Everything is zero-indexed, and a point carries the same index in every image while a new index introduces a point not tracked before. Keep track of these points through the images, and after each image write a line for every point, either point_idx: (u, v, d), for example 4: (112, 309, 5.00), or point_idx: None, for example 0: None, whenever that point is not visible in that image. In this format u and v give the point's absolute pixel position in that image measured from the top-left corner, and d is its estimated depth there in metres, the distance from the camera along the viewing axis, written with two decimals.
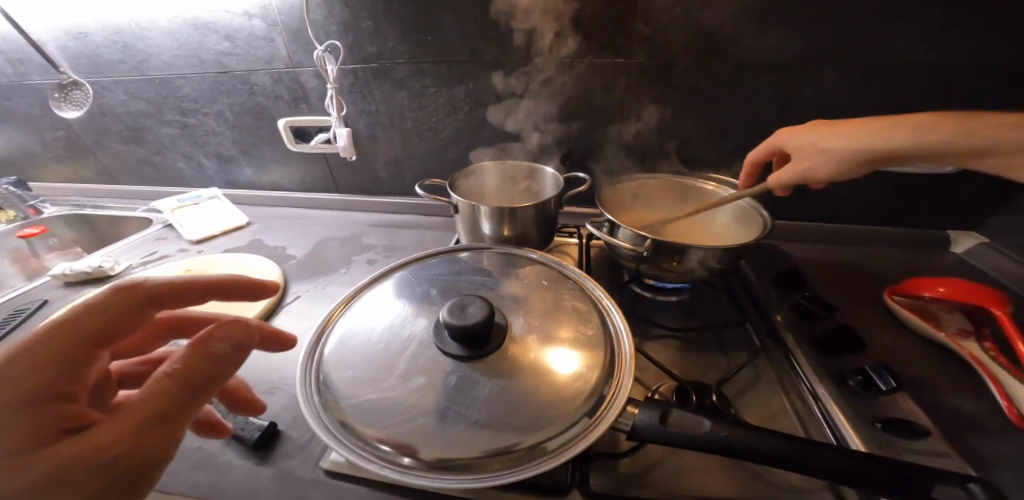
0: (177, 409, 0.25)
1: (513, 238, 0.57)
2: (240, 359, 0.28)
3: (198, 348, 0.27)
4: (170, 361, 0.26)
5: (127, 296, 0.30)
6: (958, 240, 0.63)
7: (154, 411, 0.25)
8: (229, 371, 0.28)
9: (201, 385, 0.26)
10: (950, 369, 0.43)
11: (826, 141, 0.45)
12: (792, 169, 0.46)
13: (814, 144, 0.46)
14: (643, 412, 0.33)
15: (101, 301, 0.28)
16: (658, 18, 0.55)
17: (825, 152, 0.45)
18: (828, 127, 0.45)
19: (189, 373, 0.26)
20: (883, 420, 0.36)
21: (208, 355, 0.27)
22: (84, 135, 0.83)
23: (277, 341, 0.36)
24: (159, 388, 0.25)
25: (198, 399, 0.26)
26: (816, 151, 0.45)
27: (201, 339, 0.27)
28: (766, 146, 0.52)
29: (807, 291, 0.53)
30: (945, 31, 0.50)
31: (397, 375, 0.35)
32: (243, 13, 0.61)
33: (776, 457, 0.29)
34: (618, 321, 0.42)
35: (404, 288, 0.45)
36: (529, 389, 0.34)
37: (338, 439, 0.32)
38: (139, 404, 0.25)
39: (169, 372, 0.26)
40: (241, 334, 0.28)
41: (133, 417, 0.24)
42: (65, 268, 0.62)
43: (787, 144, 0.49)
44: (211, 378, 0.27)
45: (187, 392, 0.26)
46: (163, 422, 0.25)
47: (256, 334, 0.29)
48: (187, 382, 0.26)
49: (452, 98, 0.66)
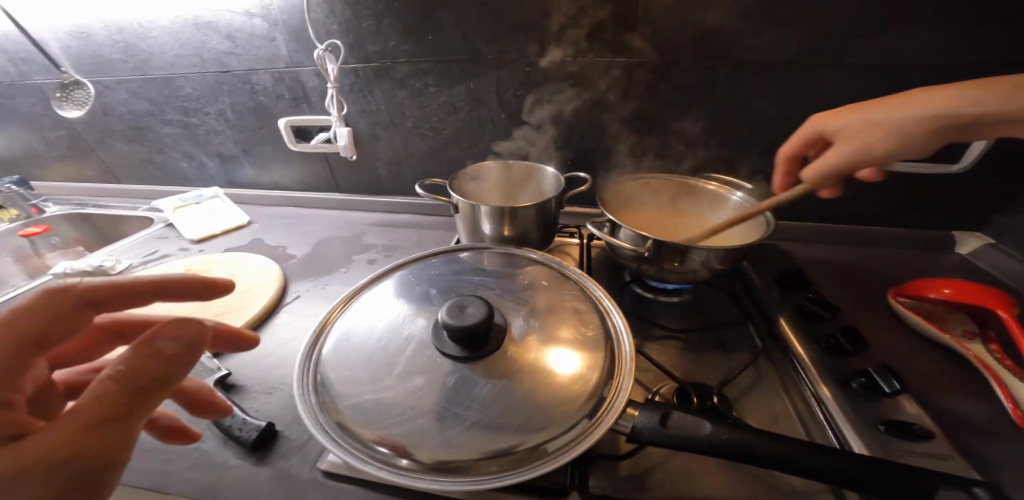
0: (124, 413, 0.24)
1: (514, 238, 0.56)
2: (193, 357, 0.27)
3: (141, 349, 0.25)
4: (112, 363, 0.25)
5: (65, 299, 0.28)
6: (963, 241, 0.63)
7: (95, 415, 0.23)
8: (181, 369, 0.26)
9: (149, 385, 0.25)
10: (954, 371, 0.42)
11: (877, 117, 0.39)
12: (836, 155, 0.41)
13: (866, 122, 0.40)
14: (643, 413, 0.33)
15: (39, 301, 0.27)
16: (659, 16, 0.54)
17: (882, 128, 0.39)
18: (869, 105, 0.41)
19: (135, 374, 0.25)
20: (885, 422, 0.36)
21: (155, 354, 0.25)
22: (87, 134, 0.84)
23: (235, 340, 0.36)
24: (103, 391, 0.24)
25: (145, 402, 0.25)
26: (868, 129, 0.40)
27: (146, 340, 0.25)
28: (800, 135, 0.47)
29: (810, 292, 0.52)
30: (949, 29, 0.49)
31: (395, 376, 0.35)
32: (243, 12, 0.61)
33: (778, 460, 0.29)
34: (618, 321, 0.41)
35: (403, 288, 0.45)
36: (528, 391, 0.34)
37: (336, 439, 0.32)
38: (81, 409, 0.23)
39: (113, 374, 0.24)
40: (191, 331, 0.26)
41: (77, 421, 0.23)
42: (67, 267, 0.62)
43: (830, 128, 0.43)
44: (160, 378, 0.25)
45: (136, 394, 0.25)
46: (109, 425, 0.24)
47: (208, 332, 0.27)
48: (133, 383, 0.25)
49: (452, 97, 0.66)
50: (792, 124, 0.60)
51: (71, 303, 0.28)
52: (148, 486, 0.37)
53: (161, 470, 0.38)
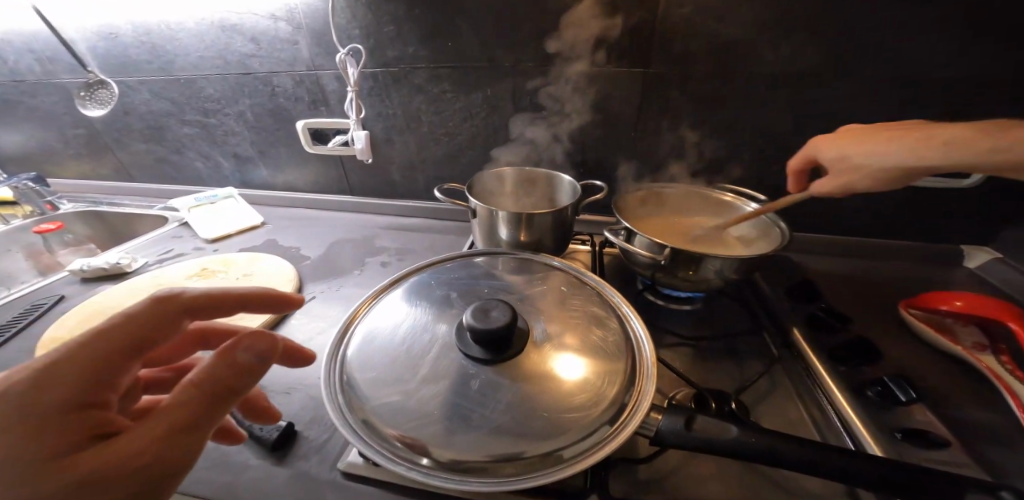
0: (199, 419, 0.26)
1: (530, 244, 0.57)
2: (264, 372, 0.28)
3: (223, 360, 0.27)
4: (197, 370, 0.26)
5: (165, 308, 0.29)
6: (970, 254, 0.64)
7: (181, 418, 0.25)
8: (253, 382, 0.28)
9: (222, 396, 0.26)
10: (967, 383, 0.43)
11: (856, 156, 0.43)
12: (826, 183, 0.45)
13: (846, 159, 0.44)
14: (667, 417, 0.33)
15: (143, 312, 0.28)
16: (677, 28, 0.56)
17: (859, 167, 0.43)
18: (853, 138, 0.44)
19: (213, 383, 0.26)
20: (902, 430, 0.36)
21: (233, 364, 0.27)
22: (104, 133, 0.84)
23: (300, 357, 0.38)
24: (187, 397, 0.26)
25: (219, 412, 0.26)
26: (847, 167, 0.44)
27: (225, 351, 0.27)
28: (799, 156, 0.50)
29: (822, 303, 0.52)
30: (961, 46, 0.50)
31: (420, 377, 0.35)
32: (269, 16, 0.63)
33: (800, 464, 0.29)
34: (638, 328, 0.42)
35: (424, 291, 0.45)
36: (552, 395, 0.34)
37: (362, 438, 0.32)
38: (169, 412, 0.25)
39: (197, 380, 0.26)
40: (264, 345, 0.28)
41: (163, 423, 0.25)
42: (84, 263, 0.63)
43: (820, 156, 0.47)
44: (234, 389, 0.27)
45: (211, 404, 0.26)
46: (189, 430, 0.25)
47: (280, 346, 0.29)
48: (209, 393, 0.26)
49: (469, 104, 0.67)
50: (803, 137, 0.61)
51: (171, 313, 0.30)
52: None
53: None
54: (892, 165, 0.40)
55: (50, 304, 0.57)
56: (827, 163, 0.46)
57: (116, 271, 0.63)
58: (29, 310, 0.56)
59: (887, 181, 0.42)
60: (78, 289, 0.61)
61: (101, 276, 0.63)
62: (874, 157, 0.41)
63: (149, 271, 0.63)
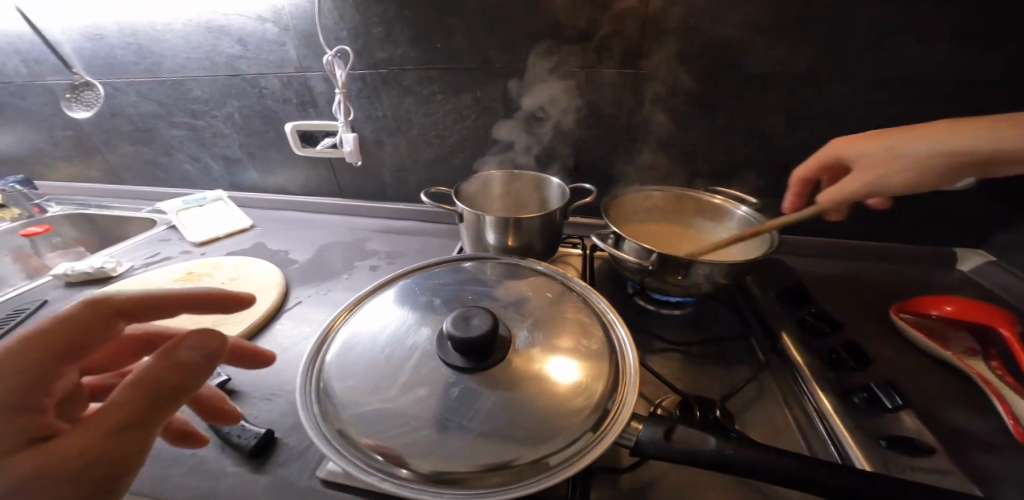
0: (142, 418, 0.25)
1: (518, 248, 0.56)
2: (209, 369, 0.28)
3: (164, 359, 0.26)
4: (134, 371, 0.26)
5: (96, 309, 0.30)
6: (964, 257, 0.63)
7: (121, 419, 0.24)
8: (197, 381, 0.27)
9: (165, 395, 0.26)
10: (957, 388, 0.42)
11: (900, 146, 0.42)
12: (857, 181, 0.43)
13: (887, 151, 0.43)
14: (648, 427, 0.32)
15: (75, 314, 0.29)
16: (666, 30, 0.55)
17: (901, 158, 0.41)
18: (891, 135, 0.43)
19: (153, 383, 0.26)
20: (887, 437, 0.35)
21: (175, 363, 0.27)
22: (93, 134, 0.84)
23: (254, 357, 0.38)
24: (126, 396, 0.25)
25: (163, 411, 0.26)
26: (888, 157, 0.42)
27: (168, 350, 0.27)
28: (818, 160, 0.49)
29: (812, 307, 0.52)
30: (953, 46, 0.50)
31: (399, 386, 0.35)
32: (255, 17, 0.62)
33: (781, 476, 0.29)
34: (622, 334, 0.41)
35: (407, 296, 0.45)
36: (533, 403, 0.34)
37: (338, 449, 0.31)
38: (107, 414, 0.24)
39: (135, 381, 0.25)
40: (209, 342, 0.28)
41: (102, 423, 0.24)
42: (68, 267, 0.62)
43: (848, 153, 0.46)
44: (178, 388, 0.26)
45: (154, 403, 0.25)
46: (131, 430, 0.24)
47: (226, 343, 0.29)
48: (152, 393, 0.25)
49: (459, 105, 0.66)
50: (795, 139, 0.60)
51: (100, 314, 0.30)
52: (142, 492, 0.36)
53: (155, 477, 0.37)
54: (937, 154, 0.40)
55: (33, 309, 0.57)
56: (855, 160, 0.45)
57: (101, 276, 0.62)
58: (11, 314, 0.55)
59: (922, 177, 0.41)
60: (62, 293, 0.60)
61: (85, 280, 0.62)
62: (916, 147, 0.41)
63: (135, 275, 0.63)
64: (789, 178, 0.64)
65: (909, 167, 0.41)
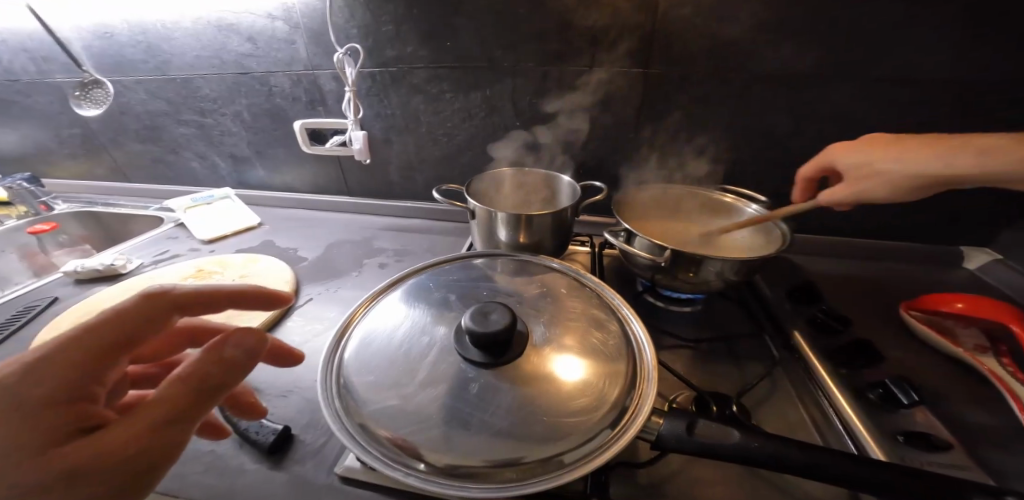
0: (186, 414, 0.25)
1: (529, 246, 0.56)
2: (250, 368, 0.28)
3: (212, 355, 0.27)
4: (184, 365, 0.26)
5: (160, 304, 0.29)
6: (970, 255, 0.63)
7: (167, 413, 0.25)
8: (240, 378, 0.28)
9: (210, 391, 0.26)
10: (969, 385, 0.42)
11: (880, 162, 0.44)
12: (844, 191, 0.45)
13: (869, 167, 0.45)
14: (668, 421, 0.32)
15: (134, 308, 0.28)
16: (677, 29, 0.55)
17: (879, 175, 0.44)
18: (879, 147, 0.45)
19: (200, 378, 0.26)
20: (903, 432, 0.36)
21: (221, 361, 0.27)
22: (100, 133, 0.84)
23: (285, 357, 0.38)
24: (172, 391, 0.25)
25: (204, 407, 0.26)
26: (868, 173, 0.45)
27: (215, 345, 0.27)
28: (817, 161, 0.50)
29: (823, 305, 0.52)
30: (962, 46, 0.50)
31: (418, 382, 0.35)
32: (266, 15, 0.62)
33: (802, 469, 0.29)
34: (638, 331, 0.42)
35: (422, 293, 0.45)
36: (553, 399, 0.34)
37: (359, 443, 0.31)
38: (157, 406, 0.25)
39: (182, 376, 0.26)
40: (254, 342, 0.28)
41: (148, 417, 0.24)
42: (78, 264, 0.62)
43: (840, 162, 0.48)
44: (220, 385, 0.27)
45: (198, 399, 0.26)
46: (176, 425, 0.25)
47: (267, 343, 0.29)
48: (197, 388, 0.26)
49: (468, 104, 0.67)
50: (803, 138, 0.61)
51: (163, 310, 0.29)
52: (161, 488, 0.36)
53: (174, 473, 0.37)
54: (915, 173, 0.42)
55: (44, 306, 0.57)
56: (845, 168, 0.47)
57: (111, 273, 0.62)
58: (22, 312, 0.55)
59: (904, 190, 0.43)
60: (72, 291, 0.60)
61: (95, 278, 0.62)
62: (892, 166, 0.43)
63: (144, 272, 0.63)
64: (796, 176, 0.65)
65: (884, 183, 0.43)
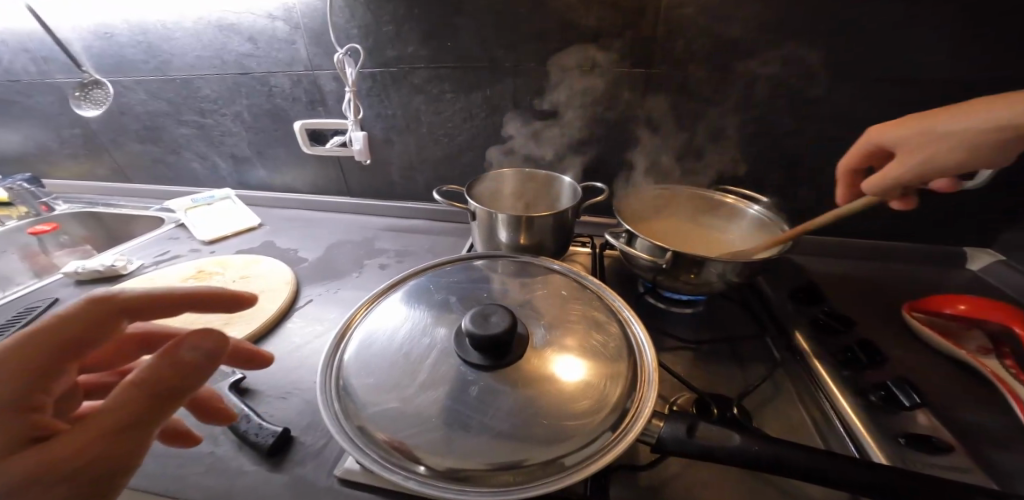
0: (141, 417, 0.25)
1: (530, 247, 0.56)
2: (211, 370, 0.27)
3: (166, 359, 0.26)
4: (136, 370, 0.25)
5: (102, 309, 0.28)
6: (974, 256, 0.63)
7: (121, 420, 0.24)
8: (199, 380, 0.27)
9: (166, 394, 0.25)
10: (972, 387, 0.42)
11: (939, 125, 0.37)
12: (900, 166, 0.39)
13: (922, 133, 0.38)
14: (669, 424, 0.32)
15: (75, 312, 0.27)
16: (679, 28, 0.55)
17: (940, 140, 0.37)
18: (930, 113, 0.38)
19: (156, 383, 0.25)
20: (905, 435, 0.35)
21: (176, 364, 0.26)
22: (100, 133, 0.84)
23: (250, 357, 0.37)
24: (125, 397, 0.24)
25: (161, 413, 0.25)
26: (927, 141, 0.38)
27: (169, 350, 0.26)
28: (857, 149, 0.44)
29: (825, 306, 0.52)
30: (966, 46, 0.50)
31: (418, 384, 0.35)
32: (266, 15, 0.62)
33: (803, 473, 0.29)
34: (638, 333, 0.41)
35: (423, 294, 0.45)
36: (553, 401, 0.34)
37: (358, 445, 0.31)
38: (106, 413, 0.24)
39: (137, 381, 0.25)
40: (211, 343, 0.27)
41: (101, 426, 0.24)
42: (78, 265, 0.62)
43: (883, 141, 0.41)
44: (177, 388, 0.26)
45: (153, 405, 0.25)
46: (129, 432, 0.24)
47: (228, 345, 0.28)
48: (153, 394, 0.25)
49: (469, 104, 0.66)
50: (806, 138, 0.60)
51: (106, 313, 0.28)
52: (161, 490, 0.36)
53: (174, 474, 0.37)
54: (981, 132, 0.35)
55: (44, 307, 0.57)
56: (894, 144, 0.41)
57: (112, 274, 0.62)
58: (22, 312, 0.55)
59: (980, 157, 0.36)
60: (73, 291, 0.60)
61: (95, 278, 0.62)
62: (965, 124, 0.36)
63: (145, 273, 0.63)
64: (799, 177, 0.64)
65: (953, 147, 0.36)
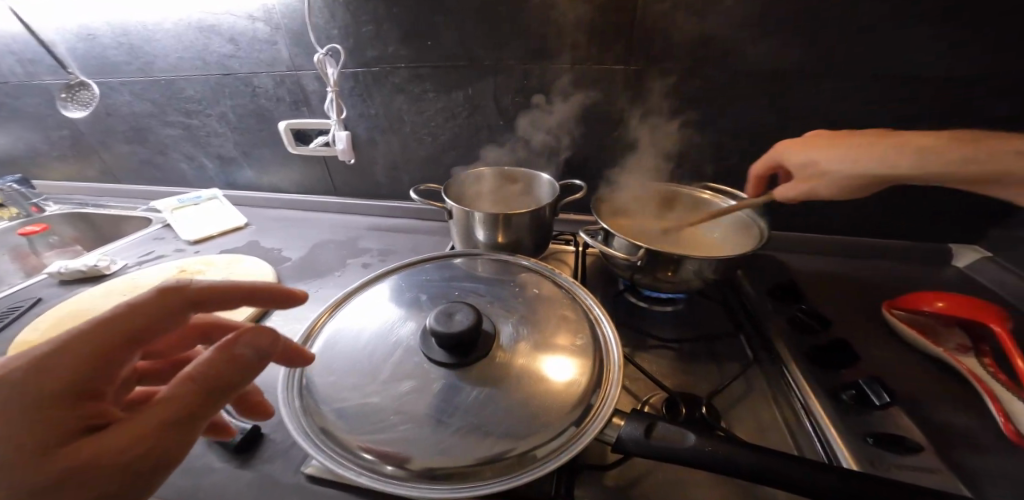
0: (195, 412, 0.25)
1: (508, 245, 0.56)
2: (262, 368, 0.28)
3: (224, 353, 0.26)
4: (196, 363, 0.26)
5: (171, 299, 0.29)
6: (960, 253, 0.62)
7: (177, 412, 0.25)
8: (251, 377, 0.27)
9: (220, 390, 0.26)
10: (949, 386, 0.42)
11: (826, 162, 0.46)
12: (792, 189, 0.48)
13: (815, 164, 0.47)
14: (628, 423, 0.32)
15: (150, 300, 0.28)
16: (656, 26, 0.55)
17: (827, 175, 0.46)
18: (825, 143, 0.47)
19: (212, 377, 0.26)
20: (873, 434, 0.35)
21: (232, 361, 0.26)
22: (89, 134, 0.84)
23: (296, 357, 0.34)
24: (185, 390, 0.25)
25: (215, 407, 0.26)
26: (817, 172, 0.47)
27: (226, 345, 0.27)
28: (764, 160, 0.51)
29: (803, 304, 0.51)
30: (945, 41, 0.49)
31: (381, 381, 0.35)
32: (247, 16, 0.62)
33: (759, 473, 0.29)
34: (608, 331, 0.41)
35: (394, 293, 0.45)
36: (517, 398, 0.34)
37: (318, 445, 0.31)
38: (168, 405, 0.25)
39: (195, 375, 0.26)
40: (266, 343, 0.28)
41: (160, 416, 0.24)
42: (62, 265, 0.62)
43: (788, 160, 0.49)
44: (230, 386, 0.26)
45: (205, 400, 0.26)
46: (185, 424, 0.25)
47: (280, 344, 0.29)
48: (206, 389, 0.26)
49: (450, 103, 0.66)
50: (787, 135, 0.60)
51: (175, 304, 0.29)
52: None
53: None
54: (856, 175, 0.44)
55: (27, 306, 0.57)
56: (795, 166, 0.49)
57: (95, 274, 0.62)
58: (5, 312, 0.56)
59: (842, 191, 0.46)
60: (56, 291, 0.60)
61: (79, 279, 0.62)
62: (838, 167, 0.45)
63: (128, 273, 0.63)
64: None
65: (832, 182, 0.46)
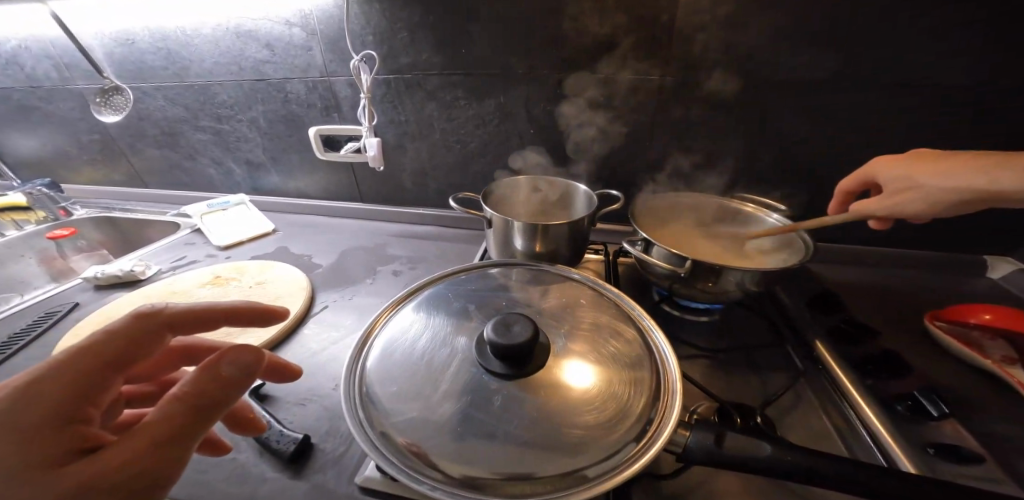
0: (185, 431, 0.25)
1: (545, 255, 0.56)
2: (248, 385, 0.28)
3: (208, 372, 0.27)
4: (180, 383, 0.26)
5: (148, 323, 0.30)
6: (994, 265, 0.62)
7: (165, 433, 0.25)
8: (237, 395, 0.27)
9: (209, 407, 0.26)
10: (1002, 400, 0.41)
11: (923, 178, 0.43)
12: (881, 202, 0.45)
13: (911, 181, 0.44)
14: (696, 434, 0.32)
15: (124, 328, 0.29)
16: (695, 36, 0.55)
17: (921, 189, 0.43)
18: (919, 163, 0.44)
19: (194, 397, 0.26)
20: (933, 444, 0.36)
21: (218, 377, 0.27)
22: (119, 138, 0.85)
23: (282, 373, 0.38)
24: (168, 410, 0.25)
25: (202, 424, 0.26)
26: (912, 186, 0.44)
27: (212, 362, 0.27)
28: (853, 177, 0.50)
29: (844, 316, 0.52)
30: (989, 53, 0.49)
31: (441, 393, 0.35)
32: (283, 21, 0.63)
33: (840, 482, 0.29)
34: (660, 343, 0.41)
35: (440, 302, 0.45)
36: (576, 412, 0.33)
37: (381, 453, 0.31)
38: (153, 426, 0.25)
39: (179, 395, 0.26)
40: (251, 358, 0.28)
41: (146, 437, 0.24)
42: (98, 270, 0.62)
43: (881, 176, 0.47)
44: (218, 401, 0.26)
45: (194, 418, 0.26)
46: (171, 445, 0.25)
47: (265, 360, 0.28)
48: (194, 405, 0.26)
49: (481, 111, 0.67)
50: (822, 146, 0.60)
51: (150, 328, 0.30)
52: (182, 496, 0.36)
53: (194, 481, 0.37)
54: (963, 188, 0.41)
55: (65, 312, 0.57)
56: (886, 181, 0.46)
57: (130, 279, 0.63)
58: (44, 317, 0.56)
59: (936, 209, 0.43)
60: (93, 297, 0.61)
61: (114, 284, 0.63)
62: (935, 182, 0.42)
63: (162, 279, 0.63)
64: (814, 186, 0.64)
65: (926, 196, 0.43)
